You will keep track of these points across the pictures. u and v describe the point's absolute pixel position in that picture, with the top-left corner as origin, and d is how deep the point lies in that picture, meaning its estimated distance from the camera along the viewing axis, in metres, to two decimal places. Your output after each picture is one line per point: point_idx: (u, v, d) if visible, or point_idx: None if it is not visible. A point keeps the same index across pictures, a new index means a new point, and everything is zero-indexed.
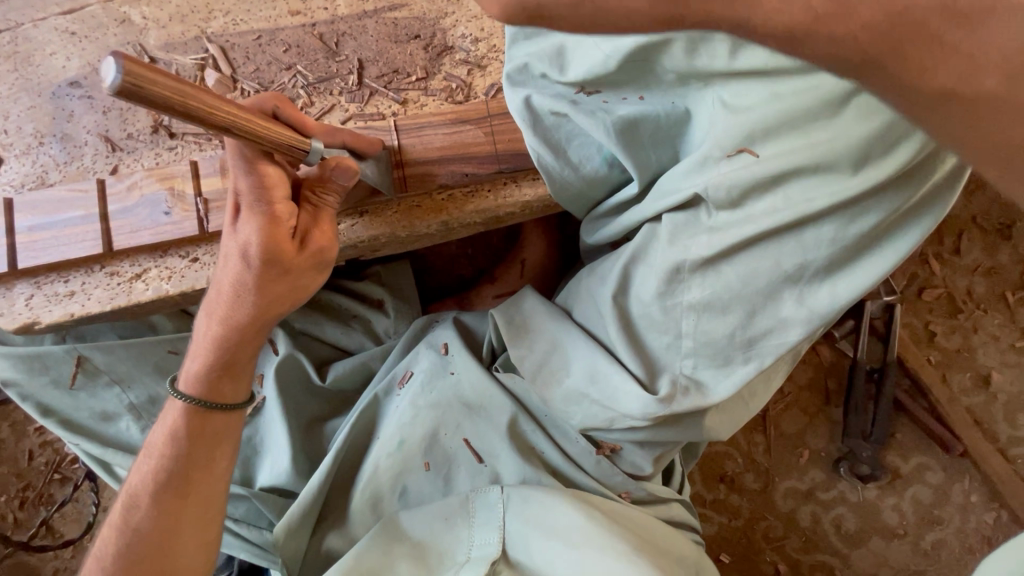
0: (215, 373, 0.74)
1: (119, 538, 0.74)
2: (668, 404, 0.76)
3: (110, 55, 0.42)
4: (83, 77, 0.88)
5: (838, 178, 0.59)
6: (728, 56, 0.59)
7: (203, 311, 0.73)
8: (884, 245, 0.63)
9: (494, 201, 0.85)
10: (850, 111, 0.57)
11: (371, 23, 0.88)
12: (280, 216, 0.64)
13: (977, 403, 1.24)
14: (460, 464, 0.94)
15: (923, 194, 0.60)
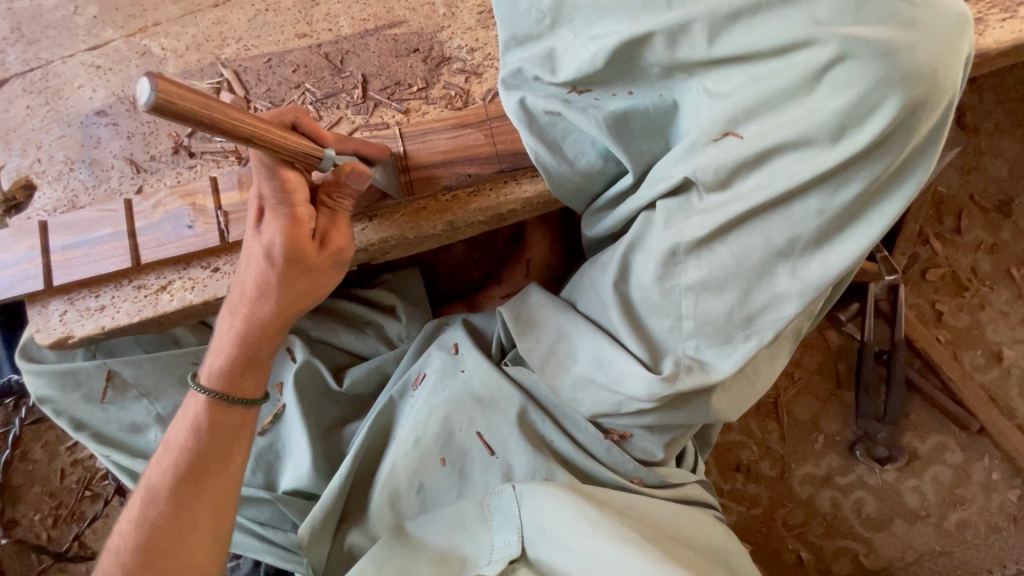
0: (237, 369, 0.79)
1: (137, 532, 0.77)
2: (672, 383, 0.78)
3: (145, 76, 0.47)
4: (109, 106, 0.94)
5: (820, 152, 0.62)
6: (706, 45, 0.64)
7: (225, 309, 0.77)
8: (866, 215, 0.66)
9: (496, 199, 0.89)
10: (824, 86, 0.60)
11: (373, 40, 0.94)
12: (301, 217, 0.69)
13: (990, 380, 1.23)
14: (473, 459, 0.96)
15: (899, 161, 0.63)
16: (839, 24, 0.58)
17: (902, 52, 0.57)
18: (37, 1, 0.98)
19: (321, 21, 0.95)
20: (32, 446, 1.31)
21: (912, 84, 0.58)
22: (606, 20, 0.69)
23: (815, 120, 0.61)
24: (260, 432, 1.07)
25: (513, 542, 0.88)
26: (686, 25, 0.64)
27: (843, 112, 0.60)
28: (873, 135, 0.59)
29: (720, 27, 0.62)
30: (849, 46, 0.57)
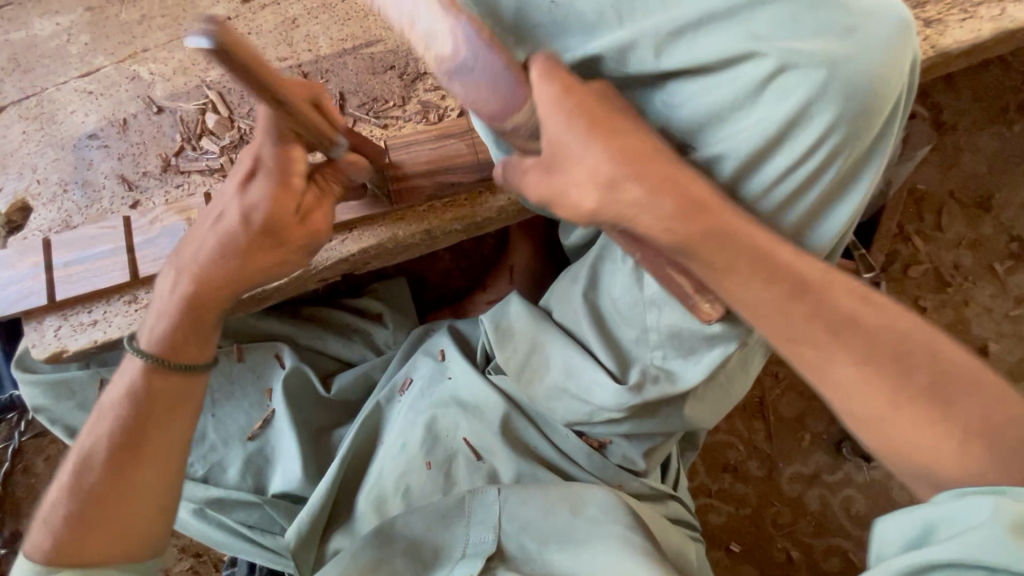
0: (180, 334, 0.78)
1: (68, 500, 0.75)
2: (638, 391, 0.81)
3: (203, 20, 0.50)
4: (100, 129, 0.98)
5: (775, 160, 0.63)
6: (654, 56, 0.64)
7: (174, 269, 0.77)
8: (828, 218, 0.68)
9: (473, 209, 0.92)
10: (769, 95, 0.60)
11: (350, 59, 0.98)
12: (293, 185, 0.71)
13: None
14: (460, 462, 0.99)
15: (849, 165, 0.64)
16: (779, 37, 0.58)
17: (843, 62, 0.57)
18: (33, 32, 1.03)
19: (301, 43, 0.99)
20: (35, 461, 1.35)
21: (854, 98, 0.58)
22: (563, 36, 0.70)
23: (764, 132, 0.62)
24: (250, 437, 1.09)
25: (490, 540, 0.90)
26: (633, 45, 0.64)
27: (785, 123, 0.60)
28: (810, 145, 0.61)
29: (665, 43, 0.63)
30: (787, 59, 0.57)
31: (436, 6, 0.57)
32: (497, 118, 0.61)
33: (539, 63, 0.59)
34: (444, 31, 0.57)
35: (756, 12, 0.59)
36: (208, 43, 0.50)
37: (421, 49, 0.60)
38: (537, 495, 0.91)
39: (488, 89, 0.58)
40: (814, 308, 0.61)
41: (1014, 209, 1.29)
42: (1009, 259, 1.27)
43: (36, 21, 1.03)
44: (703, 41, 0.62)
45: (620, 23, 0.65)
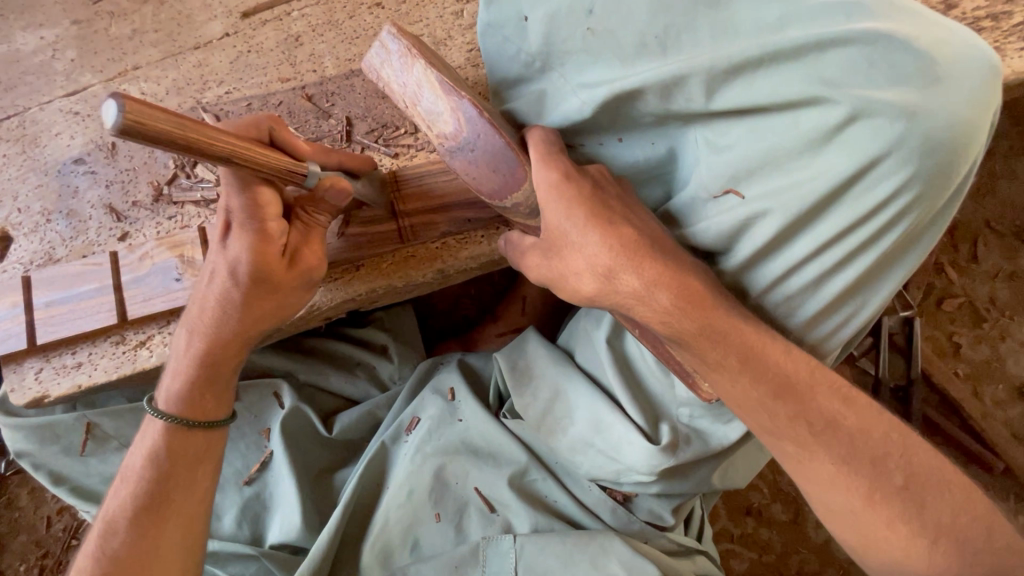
0: (198, 390, 0.71)
1: (92, 572, 0.68)
2: (672, 453, 0.74)
3: (110, 96, 0.38)
4: (87, 154, 0.91)
5: (835, 216, 0.56)
6: (703, 99, 0.58)
7: (183, 325, 0.69)
8: (880, 283, 0.60)
9: (489, 246, 0.85)
10: (835, 147, 0.54)
11: (358, 81, 0.90)
12: (271, 233, 0.60)
13: (1014, 415, 1.18)
14: (471, 512, 0.94)
15: (915, 229, 0.57)
16: (855, 82, 0.52)
17: (929, 113, 0.50)
18: (15, 46, 0.95)
19: (305, 63, 0.92)
20: (19, 494, 1.28)
21: (934, 153, 0.51)
22: (596, 66, 0.63)
23: (829, 183, 0.54)
24: (246, 482, 1.03)
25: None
26: (684, 79, 0.57)
27: (855, 175, 0.53)
28: (878, 201, 0.54)
29: (718, 81, 0.56)
30: (863, 107, 0.51)
31: (437, 88, 0.60)
32: (501, 194, 0.64)
33: (534, 140, 0.63)
34: (447, 113, 0.61)
35: (826, 53, 0.52)
36: (116, 126, 0.38)
37: (426, 126, 0.63)
38: (555, 543, 0.87)
39: (490, 172, 0.62)
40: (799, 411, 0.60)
41: None
42: None
43: (18, 34, 0.95)
44: (760, 82, 0.56)
45: (665, 54, 0.58)
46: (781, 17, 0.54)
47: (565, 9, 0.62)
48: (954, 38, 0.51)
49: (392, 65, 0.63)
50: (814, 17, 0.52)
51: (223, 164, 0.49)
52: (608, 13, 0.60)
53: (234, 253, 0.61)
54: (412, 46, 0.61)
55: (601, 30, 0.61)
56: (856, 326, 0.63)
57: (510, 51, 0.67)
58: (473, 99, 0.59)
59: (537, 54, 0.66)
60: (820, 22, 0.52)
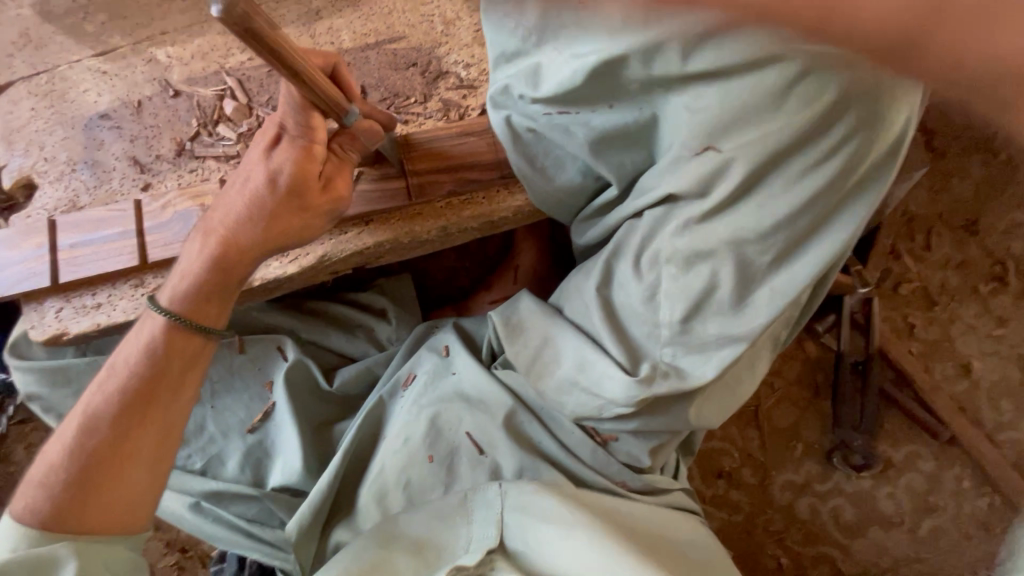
0: (204, 295, 0.78)
1: (71, 460, 0.74)
2: (648, 385, 0.81)
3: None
4: (113, 110, 0.97)
5: (798, 160, 0.62)
6: (680, 60, 0.60)
7: (199, 233, 0.78)
8: (832, 226, 0.67)
9: (489, 207, 0.93)
10: (793, 101, 0.58)
11: (373, 54, 0.98)
12: (316, 154, 0.74)
13: (960, 390, 1.28)
14: (462, 456, 1.00)
15: (862, 173, 0.63)
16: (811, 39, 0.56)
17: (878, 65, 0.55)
18: (48, 9, 1.02)
19: (324, 36, 1.00)
20: (17, 449, 1.30)
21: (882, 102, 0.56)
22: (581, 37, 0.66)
23: (788, 135, 0.60)
24: (249, 430, 1.08)
25: (493, 535, 0.91)
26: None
27: (811, 125, 0.58)
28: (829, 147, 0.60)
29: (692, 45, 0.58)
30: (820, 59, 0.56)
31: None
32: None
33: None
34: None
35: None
36: (225, 14, 0.49)
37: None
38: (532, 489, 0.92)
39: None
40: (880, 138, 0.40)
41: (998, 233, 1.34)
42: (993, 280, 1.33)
43: None
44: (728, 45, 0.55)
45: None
46: None
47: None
48: None
49: None
50: None
51: (291, 77, 0.60)
52: None
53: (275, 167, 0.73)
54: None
55: None
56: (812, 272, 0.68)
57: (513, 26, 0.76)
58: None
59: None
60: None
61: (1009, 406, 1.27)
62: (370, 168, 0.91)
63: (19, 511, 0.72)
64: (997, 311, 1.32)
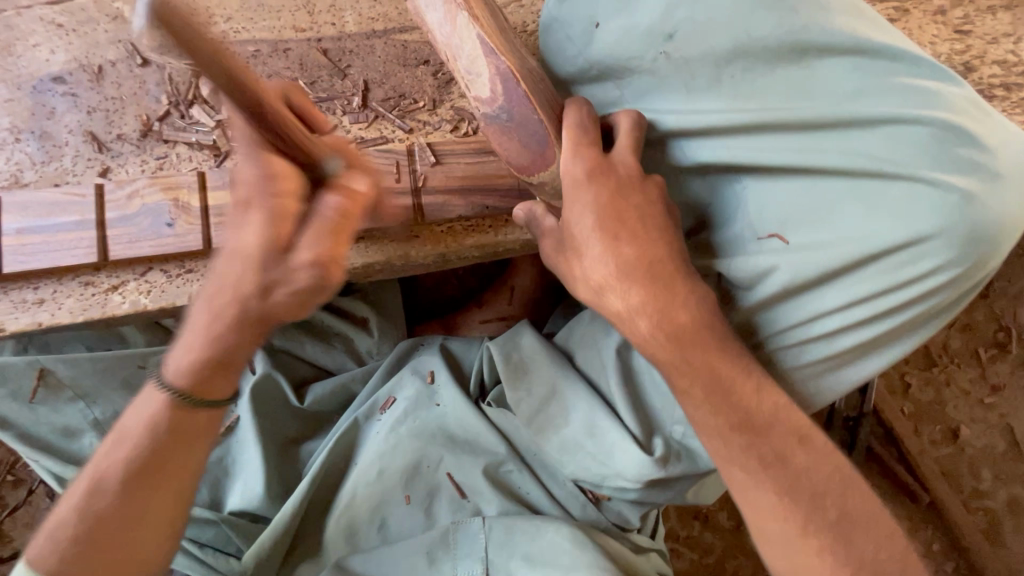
0: (207, 368, 0.66)
1: (73, 521, 0.64)
2: (663, 465, 0.81)
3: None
4: (68, 74, 0.83)
5: (875, 273, 0.62)
6: (769, 147, 0.64)
7: (201, 304, 0.66)
8: (893, 338, 0.67)
9: (495, 237, 0.83)
10: (888, 217, 0.60)
11: (380, 44, 0.86)
12: (284, 211, 0.58)
13: (945, 455, 1.27)
14: (443, 498, 0.95)
15: (932, 306, 0.64)
16: (911, 163, 0.59)
17: (978, 199, 0.58)
18: None
19: (324, 14, 0.87)
20: None
21: (972, 241, 0.59)
22: (662, 92, 0.70)
23: (876, 247, 0.61)
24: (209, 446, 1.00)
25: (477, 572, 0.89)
26: (758, 128, 0.64)
27: (898, 245, 0.60)
28: (917, 273, 0.61)
29: (789, 129, 0.63)
30: (917, 186, 0.59)
31: (478, 46, 0.67)
32: (524, 169, 0.70)
33: (567, 124, 0.67)
34: (485, 75, 0.68)
35: (890, 133, 0.60)
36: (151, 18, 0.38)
37: (465, 85, 0.70)
38: (519, 538, 0.90)
39: (519, 146, 0.69)
40: (754, 446, 0.66)
41: (1006, 299, 1.31)
42: (993, 347, 1.30)
43: None
44: (825, 149, 0.62)
45: (736, 97, 0.65)
46: (856, 89, 0.61)
47: (644, 32, 0.68)
48: (1010, 144, 0.59)
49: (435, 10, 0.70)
50: (886, 93, 0.60)
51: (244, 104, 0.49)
52: (687, 43, 0.65)
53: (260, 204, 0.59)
54: (458, 31, 0.69)
55: (677, 56, 0.66)
56: (858, 372, 0.70)
57: (570, 50, 0.76)
58: (515, 70, 0.67)
59: (598, 61, 0.73)
60: (890, 100, 0.60)
61: (988, 474, 1.26)
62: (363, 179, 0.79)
63: (32, 553, 0.65)
64: (992, 378, 1.30)
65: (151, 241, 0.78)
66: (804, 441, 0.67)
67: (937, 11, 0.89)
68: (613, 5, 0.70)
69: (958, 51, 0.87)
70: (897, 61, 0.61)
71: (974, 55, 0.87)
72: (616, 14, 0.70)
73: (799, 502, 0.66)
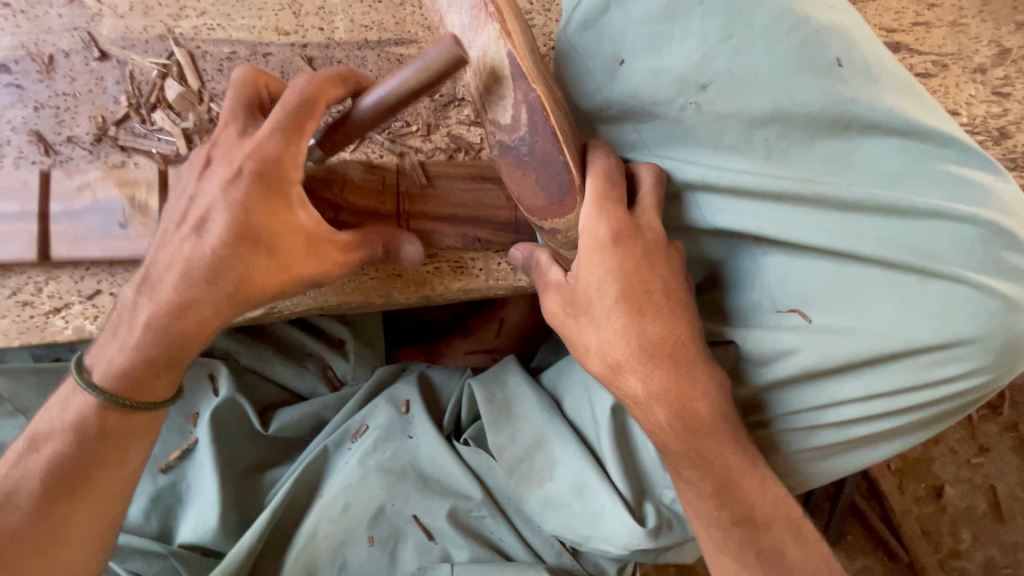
0: (151, 367, 0.61)
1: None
2: (655, 536, 0.76)
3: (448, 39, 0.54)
4: (13, 62, 0.73)
5: (899, 369, 0.58)
6: (803, 217, 0.58)
7: (135, 287, 0.61)
8: (906, 433, 0.63)
9: (484, 282, 0.76)
10: (922, 314, 0.55)
11: (371, 56, 0.78)
12: (287, 189, 0.59)
13: (927, 513, 1.25)
14: (409, 541, 0.87)
15: (949, 409, 0.60)
16: (953, 260, 0.54)
17: (1020, 309, 0.54)
18: None
19: (311, 16, 0.77)
20: None
21: (1007, 352, 0.55)
22: (687, 146, 0.62)
23: (904, 344, 0.56)
24: (163, 469, 0.92)
25: None
26: (789, 200, 0.58)
27: (928, 346, 0.56)
28: (943, 376, 0.56)
29: (826, 207, 0.57)
30: (958, 288, 0.54)
31: (504, 67, 0.56)
32: (537, 212, 0.62)
33: (595, 171, 0.59)
34: (508, 101, 0.57)
35: (935, 225, 0.55)
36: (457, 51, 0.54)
37: (482, 105, 0.60)
38: None
39: (536, 186, 0.61)
40: (747, 536, 0.62)
41: None
42: (984, 407, 1.28)
43: None
44: (864, 230, 0.56)
45: (768, 160, 0.58)
46: (902, 169, 0.55)
47: (675, 78, 0.58)
48: None
49: (460, 16, 0.60)
50: (935, 182, 0.54)
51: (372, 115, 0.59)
52: (721, 96, 0.57)
53: (217, 196, 0.58)
54: (484, 44, 0.57)
55: (709, 109, 0.58)
56: (859, 463, 0.66)
57: (589, 86, 0.65)
58: (544, 101, 0.55)
59: (618, 102, 0.63)
60: (939, 188, 0.54)
61: (968, 535, 1.24)
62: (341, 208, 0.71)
63: None
64: (981, 439, 1.28)
65: (99, 242, 0.69)
66: (796, 533, 0.63)
67: (977, 69, 0.82)
68: (643, 41, 0.60)
69: (995, 114, 0.81)
70: (951, 146, 0.54)
71: (1012, 120, 0.81)
72: (647, 52, 0.60)
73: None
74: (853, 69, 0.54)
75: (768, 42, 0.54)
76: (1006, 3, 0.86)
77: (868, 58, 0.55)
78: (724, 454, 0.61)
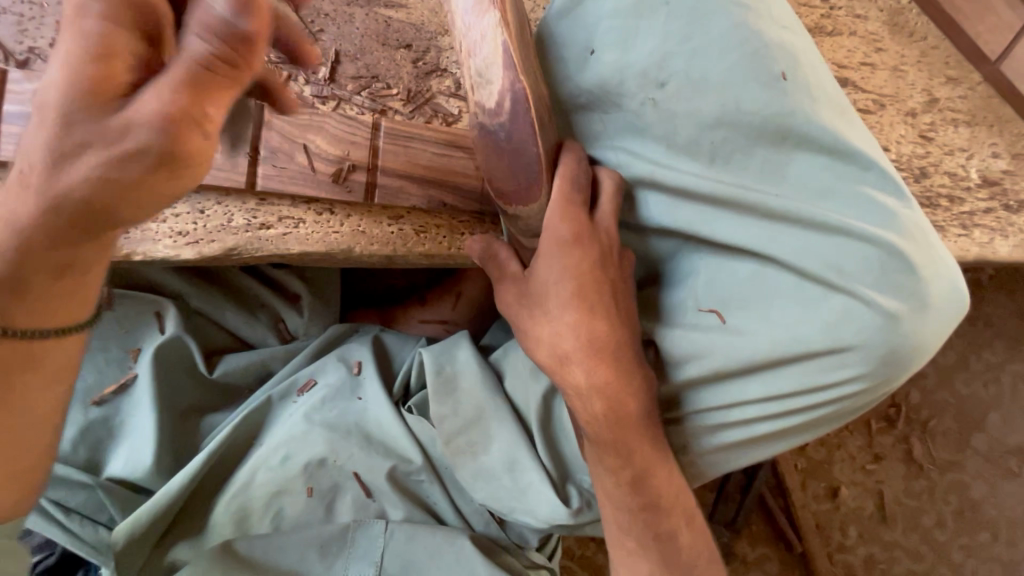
0: (16, 285, 0.49)
1: None
2: (575, 515, 0.82)
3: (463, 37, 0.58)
4: None
5: (799, 371, 0.65)
6: (734, 222, 0.64)
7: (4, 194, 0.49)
8: (802, 433, 0.70)
9: (447, 248, 0.79)
10: (822, 319, 0.63)
11: (360, 14, 0.79)
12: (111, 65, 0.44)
13: (823, 510, 1.39)
14: (346, 496, 0.88)
15: (840, 413, 0.67)
16: (854, 275, 0.61)
17: (906, 325, 0.61)
18: None
19: None
20: None
21: (889, 364, 0.62)
22: (644, 139, 0.67)
23: (804, 345, 0.63)
24: (96, 403, 0.89)
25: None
26: (723, 203, 0.64)
27: (823, 349, 0.63)
28: (835, 379, 0.64)
29: (755, 214, 0.63)
30: (853, 301, 0.62)
31: (498, 54, 0.59)
32: (506, 197, 0.66)
33: (564, 169, 0.64)
34: (495, 86, 0.60)
35: (841, 243, 0.62)
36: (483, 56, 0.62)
37: (471, 85, 0.62)
38: (427, 538, 0.86)
39: (508, 172, 0.64)
40: (655, 497, 0.68)
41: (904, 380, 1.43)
42: (882, 420, 1.44)
43: None
44: (783, 239, 0.63)
45: (711, 163, 0.64)
46: (822, 188, 0.62)
47: (637, 74, 0.64)
48: (950, 282, 0.63)
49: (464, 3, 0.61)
50: (848, 204, 0.62)
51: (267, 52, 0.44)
52: (677, 97, 0.63)
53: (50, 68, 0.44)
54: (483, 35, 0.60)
55: (664, 108, 0.64)
56: (759, 458, 0.73)
57: (563, 73, 0.69)
58: (527, 90, 0.59)
59: (587, 91, 0.68)
60: (850, 209, 0.61)
61: (854, 532, 1.39)
62: (315, 142, 0.72)
63: None
64: (876, 448, 1.43)
65: None
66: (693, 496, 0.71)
67: (909, 112, 0.92)
68: (614, 36, 0.65)
69: (918, 155, 0.91)
70: (870, 170, 0.62)
71: (930, 162, 0.91)
72: (614, 44, 0.65)
73: (681, 555, 0.69)
74: (795, 84, 0.60)
75: (724, 48, 0.61)
76: (941, 58, 0.96)
77: (808, 78, 0.61)
78: (649, 426, 0.67)
